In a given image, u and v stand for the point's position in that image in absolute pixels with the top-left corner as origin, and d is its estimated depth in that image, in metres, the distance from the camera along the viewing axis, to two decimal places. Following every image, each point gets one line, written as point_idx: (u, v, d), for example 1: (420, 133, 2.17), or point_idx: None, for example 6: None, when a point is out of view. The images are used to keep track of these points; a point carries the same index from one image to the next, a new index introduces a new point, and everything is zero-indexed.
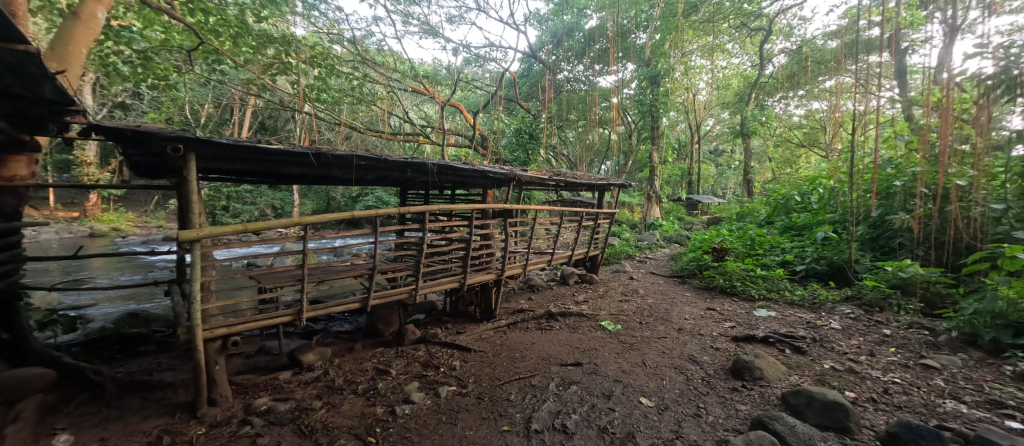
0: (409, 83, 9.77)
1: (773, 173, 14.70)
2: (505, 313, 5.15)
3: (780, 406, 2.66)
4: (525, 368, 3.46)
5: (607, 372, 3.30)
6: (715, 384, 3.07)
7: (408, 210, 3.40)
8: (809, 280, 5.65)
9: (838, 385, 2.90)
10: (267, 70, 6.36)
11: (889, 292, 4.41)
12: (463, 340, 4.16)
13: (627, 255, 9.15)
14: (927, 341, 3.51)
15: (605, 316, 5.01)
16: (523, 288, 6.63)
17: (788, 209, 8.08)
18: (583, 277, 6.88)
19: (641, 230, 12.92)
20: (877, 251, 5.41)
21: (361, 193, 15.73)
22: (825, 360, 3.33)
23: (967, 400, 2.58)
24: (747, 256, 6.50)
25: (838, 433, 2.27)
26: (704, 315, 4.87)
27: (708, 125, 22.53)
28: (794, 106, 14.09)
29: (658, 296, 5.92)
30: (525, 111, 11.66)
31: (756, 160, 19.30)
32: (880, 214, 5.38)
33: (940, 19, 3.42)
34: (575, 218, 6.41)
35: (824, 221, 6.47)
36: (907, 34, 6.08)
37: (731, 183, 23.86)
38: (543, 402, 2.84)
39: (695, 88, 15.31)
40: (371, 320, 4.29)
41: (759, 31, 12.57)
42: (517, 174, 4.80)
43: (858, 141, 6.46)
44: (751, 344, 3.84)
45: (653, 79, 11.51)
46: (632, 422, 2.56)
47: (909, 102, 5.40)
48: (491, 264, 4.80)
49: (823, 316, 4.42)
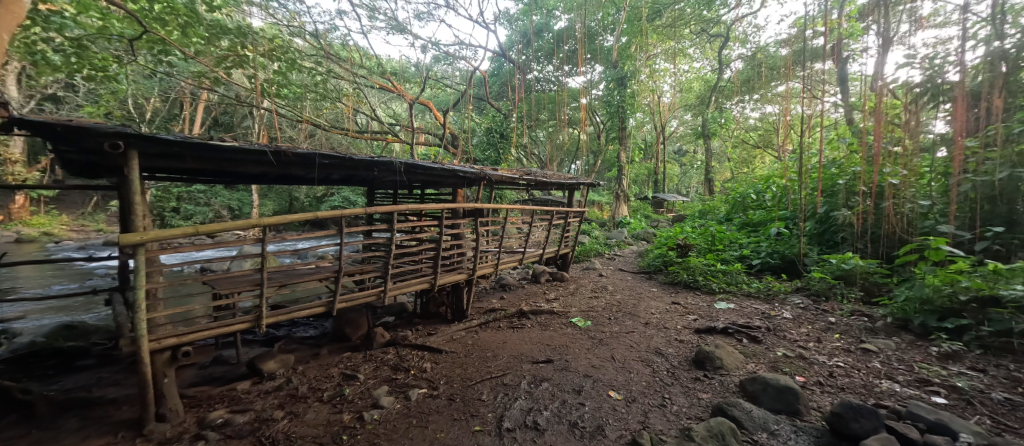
0: (377, 80, 9.54)
1: (732, 173, 15.49)
2: (477, 313, 5.13)
3: (738, 393, 2.80)
4: (497, 367, 3.46)
5: (577, 368, 3.36)
6: (679, 375, 3.20)
7: (376, 210, 3.29)
8: (764, 273, 6.00)
9: (790, 370, 3.10)
10: (221, 62, 5.99)
11: (834, 282, 4.77)
12: (434, 342, 4.11)
13: (597, 252, 9.36)
14: (867, 327, 3.83)
15: (575, 313, 5.10)
16: (495, 288, 6.64)
17: (745, 207, 8.54)
18: (554, 275, 6.97)
19: (610, 227, 13.26)
20: (823, 245, 5.83)
21: (326, 193, 15.18)
22: (779, 347, 3.55)
23: (899, 380, 2.83)
24: (708, 252, 6.82)
25: (790, 416, 2.43)
26: (670, 309, 5.06)
27: (673, 126, 23.38)
28: (750, 109, 14.93)
29: (627, 292, 6.09)
30: (496, 110, 11.67)
31: (717, 160, 20.25)
32: (825, 210, 5.80)
33: (876, 31, 3.71)
34: (546, 217, 6.48)
35: (776, 218, 6.89)
36: (847, 44, 6.60)
37: (694, 182, 24.91)
38: (515, 400, 2.86)
39: (660, 90, 15.86)
40: (338, 323, 4.15)
41: (718, 37, 13.23)
42: (488, 173, 4.78)
43: (807, 143, 6.92)
44: (713, 336, 4.03)
45: (621, 81, 11.82)
46: (601, 415, 2.62)
47: (848, 107, 5.87)
48: (463, 264, 4.77)
49: (776, 306, 4.71)
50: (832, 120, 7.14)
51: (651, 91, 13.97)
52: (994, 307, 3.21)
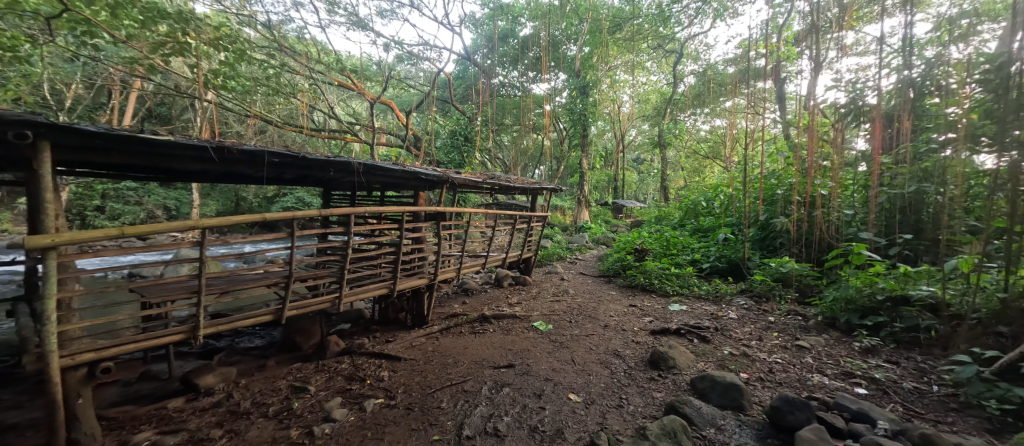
0: (335, 77, 9.17)
1: (685, 181, 16.35)
2: (437, 318, 5.04)
3: (689, 390, 2.94)
4: (458, 373, 3.41)
5: (538, 372, 3.38)
6: (636, 375, 3.30)
7: (331, 213, 3.14)
8: (713, 276, 6.37)
9: (735, 367, 3.30)
10: (157, 49, 5.50)
11: (773, 285, 5.15)
12: (392, 349, 3.98)
13: (559, 256, 9.50)
14: (801, 325, 4.16)
15: (537, 317, 5.14)
16: (456, 292, 6.54)
17: (697, 213, 9.04)
18: (517, 279, 6.99)
19: (572, 232, 13.52)
20: (764, 250, 6.29)
21: (277, 193, 14.31)
22: (726, 346, 3.77)
23: (828, 373, 3.10)
24: (663, 256, 7.14)
25: (735, 411, 2.58)
26: (627, 312, 5.24)
27: (632, 135, 24.39)
28: (702, 122, 15.87)
29: (587, 295, 6.23)
30: (460, 113, 11.59)
31: (672, 169, 21.32)
32: (766, 217, 6.27)
33: (810, 56, 4.08)
34: (509, 221, 6.50)
35: (724, 224, 7.35)
36: (785, 66, 7.22)
37: (651, 189, 26.06)
38: (475, 407, 2.82)
39: (620, 100, 16.49)
40: (287, 332, 3.90)
41: (673, 53, 14.01)
42: (451, 176, 4.70)
43: (751, 155, 7.46)
44: (667, 337, 4.21)
45: (583, 89, 12.17)
46: (561, 418, 2.65)
47: (786, 123, 6.40)
48: (423, 269, 4.66)
49: (723, 307, 5.01)
50: (772, 134, 7.76)
51: (612, 101, 14.51)
52: (905, 305, 3.61)
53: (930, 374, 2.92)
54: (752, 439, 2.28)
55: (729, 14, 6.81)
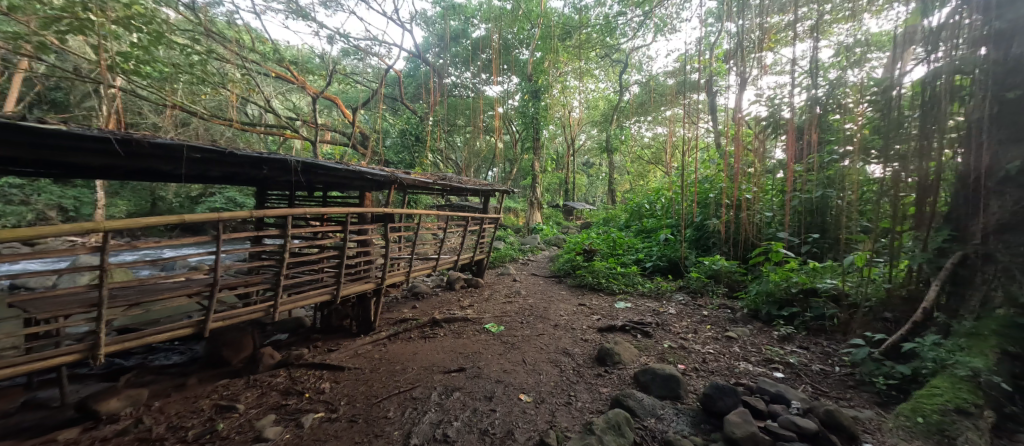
0: (272, 68, 8.55)
1: (631, 185, 17.25)
2: (385, 324, 4.85)
3: (633, 384, 3.09)
4: (406, 380, 3.30)
5: (489, 374, 3.37)
6: (584, 372, 3.41)
7: (265, 214, 2.89)
8: (655, 274, 6.76)
9: (673, 360, 3.53)
10: (50, 25, 4.76)
11: (706, 281, 5.58)
12: (335, 359, 3.76)
13: (511, 257, 9.56)
14: (730, 317, 4.54)
15: (489, 319, 5.13)
16: (406, 297, 6.34)
17: (641, 215, 9.56)
18: (469, 281, 6.92)
19: (525, 233, 13.70)
20: (700, 249, 6.80)
21: (203, 193, 12.99)
22: (666, 340, 4.01)
23: (752, 360, 3.42)
24: (610, 256, 7.46)
25: (673, 401, 2.75)
26: (576, 310, 5.40)
27: (582, 140, 25.31)
28: (645, 129, 16.81)
29: (538, 296, 6.33)
30: (411, 112, 11.29)
31: (618, 173, 22.41)
32: (701, 219, 6.79)
33: (737, 73, 4.49)
34: (461, 223, 6.43)
35: (665, 225, 7.84)
36: (716, 81, 7.89)
37: (600, 192, 27.14)
38: (424, 414, 2.74)
39: (570, 106, 17.02)
40: (213, 346, 3.54)
41: (619, 63, 14.72)
42: (399, 176, 4.54)
43: (687, 161, 8.04)
44: (613, 333, 4.39)
45: (535, 93, 12.52)
46: (511, 420, 2.65)
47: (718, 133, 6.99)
48: (370, 273, 4.45)
49: (664, 303, 5.34)
50: (706, 143, 8.43)
51: (562, 106, 14.93)
52: (814, 297, 4.07)
53: (834, 357, 3.32)
54: (687, 426, 2.43)
55: (669, 30, 7.29)
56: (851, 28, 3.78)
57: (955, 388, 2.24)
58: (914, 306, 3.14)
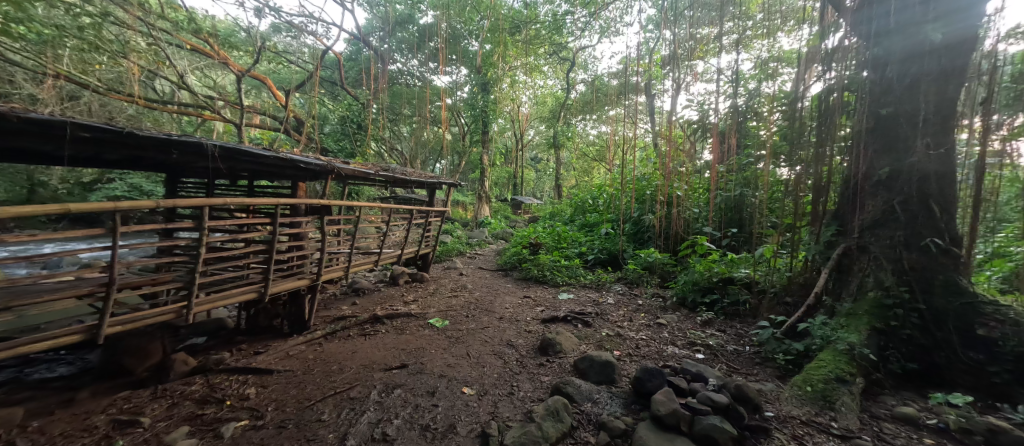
0: (187, 39, 7.59)
1: (576, 180, 17.82)
2: (321, 323, 4.57)
3: (572, 371, 3.23)
4: (344, 380, 3.16)
5: (432, 369, 3.33)
6: (527, 363, 3.50)
7: (178, 204, 2.59)
8: (596, 266, 7.10)
9: (610, 347, 3.74)
10: None
11: (642, 272, 5.97)
12: (262, 362, 3.49)
13: (459, 251, 9.49)
14: (661, 305, 4.91)
15: (433, 313, 5.05)
16: (345, 293, 6.03)
17: (585, 210, 9.94)
18: (414, 276, 6.74)
19: (473, 227, 13.61)
20: (637, 242, 7.25)
21: (99, 179, 11.25)
22: (604, 329, 4.23)
23: (678, 344, 3.73)
24: (555, 249, 7.69)
25: (608, 385, 2.91)
26: (521, 303, 5.52)
27: (530, 135, 25.68)
28: (590, 127, 17.41)
29: (484, 289, 6.34)
30: (352, 98, 10.66)
31: (564, 169, 23.05)
32: (638, 214, 7.24)
33: (672, 78, 4.81)
34: (406, 216, 6.23)
35: (607, 220, 8.23)
36: (655, 85, 8.38)
37: (547, 187, 27.79)
38: (362, 414, 2.65)
39: (518, 101, 17.12)
40: (110, 354, 3.10)
41: (566, 61, 15.04)
42: (337, 166, 4.27)
43: (627, 160, 8.48)
44: (555, 324, 4.55)
45: (483, 86, 12.64)
46: (453, 414, 2.65)
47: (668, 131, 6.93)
48: (305, 269, 4.16)
49: (603, 294, 5.63)
50: (644, 143, 8.94)
51: (511, 101, 14.97)
52: (731, 285, 4.53)
53: (745, 337, 3.73)
54: (620, 407, 2.60)
55: (613, 32, 7.58)
56: (767, 45, 4.22)
57: (836, 360, 2.63)
58: (808, 291, 3.62)
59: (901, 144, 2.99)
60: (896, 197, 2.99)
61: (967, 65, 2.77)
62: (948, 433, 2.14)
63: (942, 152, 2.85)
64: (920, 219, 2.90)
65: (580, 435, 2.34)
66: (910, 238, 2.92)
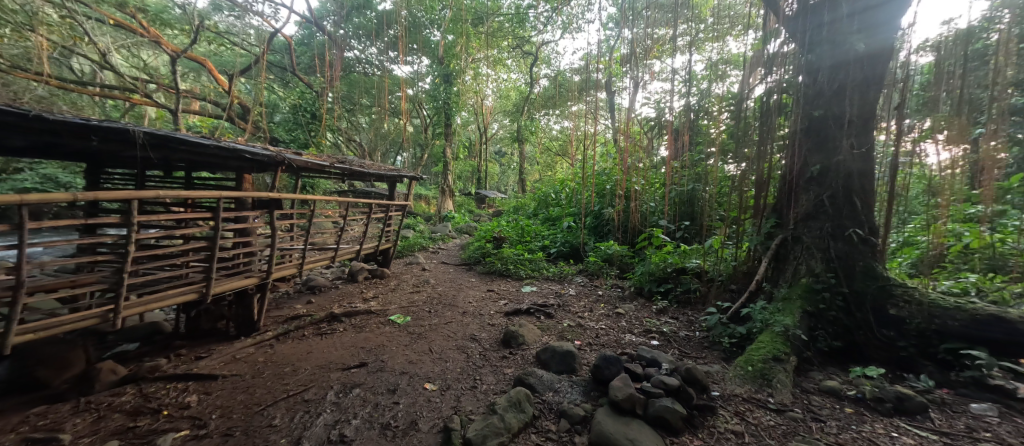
0: (109, 13, 6.80)
1: (539, 174, 18.00)
2: (272, 323, 4.33)
3: (534, 362, 3.28)
4: (298, 382, 3.02)
5: (393, 367, 3.26)
6: (490, 356, 3.51)
7: (101, 197, 2.32)
8: (558, 259, 7.24)
9: (571, 337, 3.83)
10: None
11: (601, 264, 6.16)
12: (204, 367, 3.25)
13: (421, 246, 9.31)
14: (620, 295, 5.10)
15: (394, 310, 4.93)
16: (299, 291, 5.74)
17: (548, 204, 10.09)
18: (374, 272, 6.54)
19: (436, 221, 13.41)
20: (597, 235, 7.46)
21: (3, 169, 9.88)
22: (565, 320, 4.33)
23: (634, 332, 3.90)
24: (518, 243, 7.75)
25: (568, 374, 2.99)
26: (485, 296, 5.52)
27: (493, 129, 25.61)
28: (553, 122, 17.59)
29: (447, 284, 6.28)
30: (305, 85, 10.07)
31: (528, 163, 23.17)
32: (599, 208, 7.44)
33: (630, 75, 4.96)
34: (364, 211, 6.01)
35: (569, 213, 8.39)
36: (614, 82, 8.60)
37: (511, 181, 27.87)
38: (317, 416, 2.54)
39: (481, 94, 16.94)
40: (20, 366, 2.75)
41: (529, 55, 15.05)
42: (288, 157, 4.02)
43: (589, 155, 8.67)
44: (518, 316, 4.60)
45: (446, 77, 12.56)
46: (415, 410, 2.61)
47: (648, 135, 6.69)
48: (253, 267, 3.90)
49: (565, 286, 5.76)
50: (605, 139, 9.17)
51: (474, 93, 14.77)
52: (683, 274, 4.79)
53: (695, 323, 3.96)
54: (580, 395, 2.67)
55: (574, 28, 7.65)
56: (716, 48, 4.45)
57: (773, 341, 2.86)
58: (750, 279, 3.90)
59: (829, 143, 3.30)
60: (825, 192, 3.27)
61: (883, 73, 3.10)
62: (864, 401, 2.41)
63: (863, 151, 3.17)
64: (845, 211, 3.20)
65: (542, 424, 2.39)
66: (836, 229, 3.21)
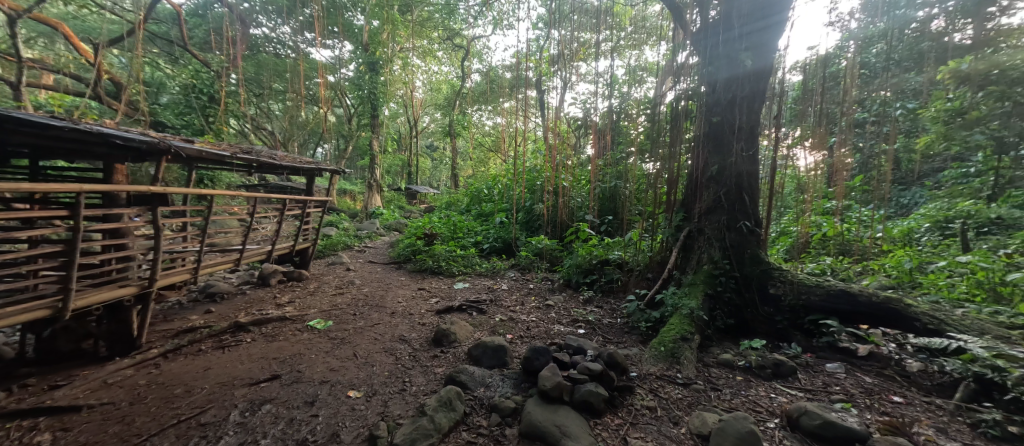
0: None
1: (472, 170, 17.90)
2: (159, 339, 3.72)
3: (466, 359, 3.26)
4: (192, 404, 2.63)
5: (311, 377, 3.00)
6: (420, 356, 3.41)
7: None
8: (491, 255, 7.28)
9: (503, 331, 3.88)
10: None
11: (532, 258, 6.32)
12: (64, 398, 2.68)
13: (345, 245, 8.72)
14: (550, 288, 5.28)
15: (314, 315, 4.55)
16: (196, 299, 5.02)
17: (481, 199, 10.08)
18: (289, 275, 5.97)
19: (362, 218, 12.64)
20: (529, 229, 7.64)
21: None
22: (497, 314, 4.37)
23: (562, 322, 4.07)
24: (450, 239, 7.63)
25: (499, 369, 3.02)
26: (415, 295, 5.34)
27: (424, 123, 24.87)
28: (485, 117, 17.57)
29: (375, 284, 5.96)
30: (201, 64, 8.77)
31: (461, 158, 22.90)
32: (530, 204, 7.62)
33: (559, 75, 5.11)
34: (277, 207, 5.43)
35: (502, 209, 8.46)
36: (544, 80, 8.84)
37: (443, 176, 27.35)
38: (218, 441, 2.25)
39: (410, 85, 16.27)
40: None
41: (461, 49, 14.82)
42: (175, 144, 3.44)
43: (520, 152, 8.82)
44: (450, 314, 4.53)
45: (372, 66, 11.64)
46: (336, 421, 2.43)
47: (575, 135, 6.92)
48: (130, 274, 3.29)
49: (497, 281, 5.81)
50: (536, 137, 9.40)
51: (404, 85, 14.11)
52: (606, 266, 5.10)
53: (616, 311, 4.25)
54: (510, 388, 2.71)
55: (505, 25, 7.71)
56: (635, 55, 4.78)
57: (681, 323, 3.18)
58: (663, 268, 4.28)
59: (725, 146, 3.74)
60: (722, 189, 3.70)
61: (766, 87, 3.57)
62: (751, 370, 2.79)
63: (750, 154, 3.63)
64: (737, 206, 3.65)
65: (473, 420, 2.38)
66: (730, 222, 3.66)
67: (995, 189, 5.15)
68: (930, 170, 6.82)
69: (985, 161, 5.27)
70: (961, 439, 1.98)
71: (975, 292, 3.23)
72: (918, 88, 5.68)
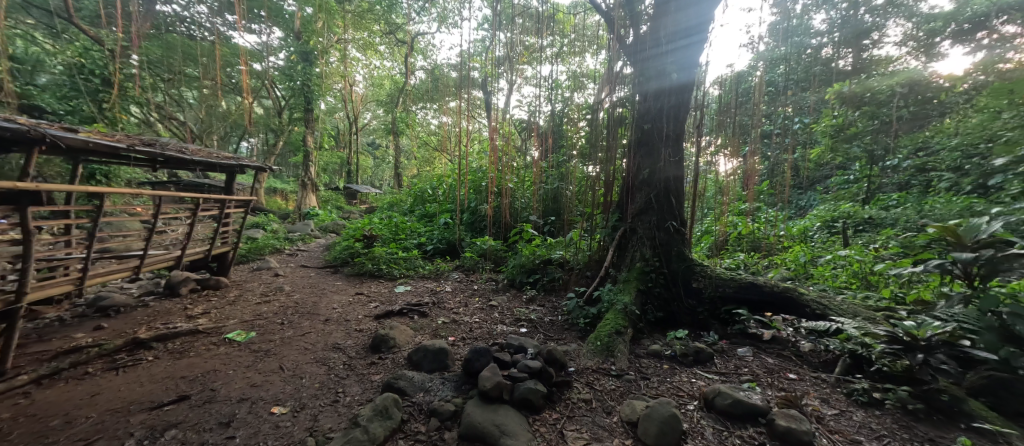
0: None
1: (417, 170, 17.48)
2: (31, 363, 3.14)
3: (405, 365, 3.16)
4: (74, 437, 2.26)
5: (228, 395, 2.72)
6: (355, 364, 3.23)
7: None
8: (434, 256, 7.14)
9: (445, 334, 3.81)
10: None
11: (476, 259, 6.30)
12: None
13: (274, 248, 8.05)
14: (494, 289, 5.28)
15: (234, 326, 4.13)
16: (85, 313, 4.33)
17: (425, 199, 9.84)
18: (204, 282, 5.36)
19: (294, 219, 11.74)
20: (473, 230, 7.60)
21: None
22: (440, 317, 4.29)
23: (505, 322, 4.09)
24: (392, 241, 7.35)
25: (440, 372, 2.96)
26: (352, 300, 5.07)
27: (365, 119, 23.79)
28: (430, 116, 17.18)
29: (307, 290, 5.56)
30: (92, 41, 7.56)
31: (405, 157, 22.22)
32: (474, 204, 7.59)
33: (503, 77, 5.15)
34: (189, 207, 4.82)
35: (446, 210, 8.32)
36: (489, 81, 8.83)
37: (387, 175, 26.38)
38: None
39: (349, 79, 15.45)
40: None
41: (404, 44, 14.35)
42: (52, 132, 2.92)
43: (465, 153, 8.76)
44: (390, 318, 4.36)
45: (305, 55, 10.85)
46: (257, 441, 2.23)
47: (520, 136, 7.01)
48: None
49: (440, 282, 5.70)
50: (481, 137, 9.40)
51: (342, 78, 13.35)
52: (548, 265, 5.23)
53: (557, 309, 4.37)
54: (450, 391, 2.66)
55: (450, 23, 7.63)
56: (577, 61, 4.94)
57: (615, 318, 3.35)
58: (600, 266, 4.48)
59: (655, 152, 4.01)
60: (653, 191, 3.96)
61: (690, 99, 3.90)
62: (676, 358, 3.02)
63: (676, 160, 3.93)
64: (666, 208, 3.94)
65: (411, 427, 2.31)
66: (660, 222, 3.93)
67: (869, 193, 6.09)
68: (822, 176, 7.88)
69: (862, 170, 6.21)
70: (840, 406, 2.31)
71: (853, 281, 3.81)
72: (811, 105, 6.53)
